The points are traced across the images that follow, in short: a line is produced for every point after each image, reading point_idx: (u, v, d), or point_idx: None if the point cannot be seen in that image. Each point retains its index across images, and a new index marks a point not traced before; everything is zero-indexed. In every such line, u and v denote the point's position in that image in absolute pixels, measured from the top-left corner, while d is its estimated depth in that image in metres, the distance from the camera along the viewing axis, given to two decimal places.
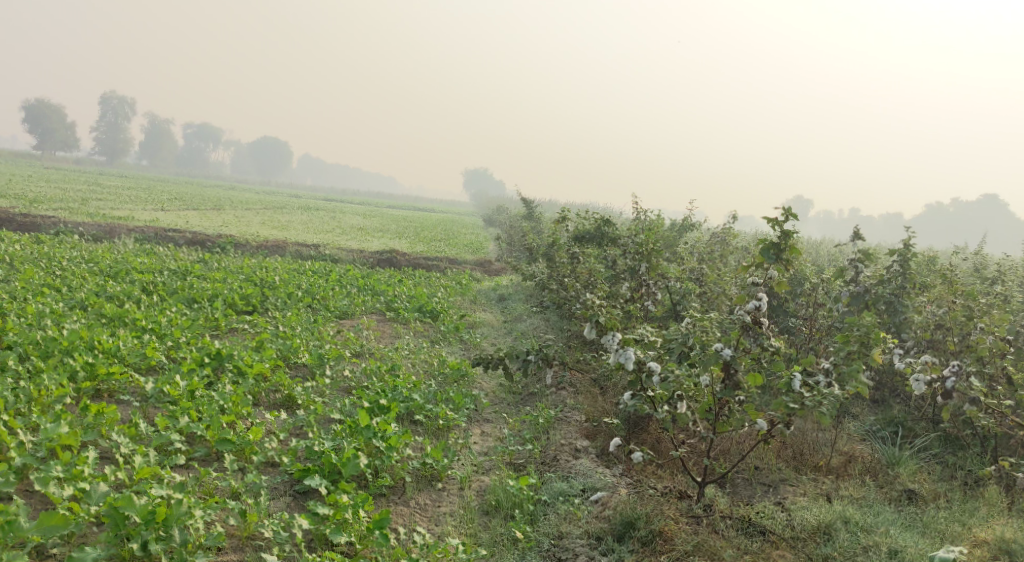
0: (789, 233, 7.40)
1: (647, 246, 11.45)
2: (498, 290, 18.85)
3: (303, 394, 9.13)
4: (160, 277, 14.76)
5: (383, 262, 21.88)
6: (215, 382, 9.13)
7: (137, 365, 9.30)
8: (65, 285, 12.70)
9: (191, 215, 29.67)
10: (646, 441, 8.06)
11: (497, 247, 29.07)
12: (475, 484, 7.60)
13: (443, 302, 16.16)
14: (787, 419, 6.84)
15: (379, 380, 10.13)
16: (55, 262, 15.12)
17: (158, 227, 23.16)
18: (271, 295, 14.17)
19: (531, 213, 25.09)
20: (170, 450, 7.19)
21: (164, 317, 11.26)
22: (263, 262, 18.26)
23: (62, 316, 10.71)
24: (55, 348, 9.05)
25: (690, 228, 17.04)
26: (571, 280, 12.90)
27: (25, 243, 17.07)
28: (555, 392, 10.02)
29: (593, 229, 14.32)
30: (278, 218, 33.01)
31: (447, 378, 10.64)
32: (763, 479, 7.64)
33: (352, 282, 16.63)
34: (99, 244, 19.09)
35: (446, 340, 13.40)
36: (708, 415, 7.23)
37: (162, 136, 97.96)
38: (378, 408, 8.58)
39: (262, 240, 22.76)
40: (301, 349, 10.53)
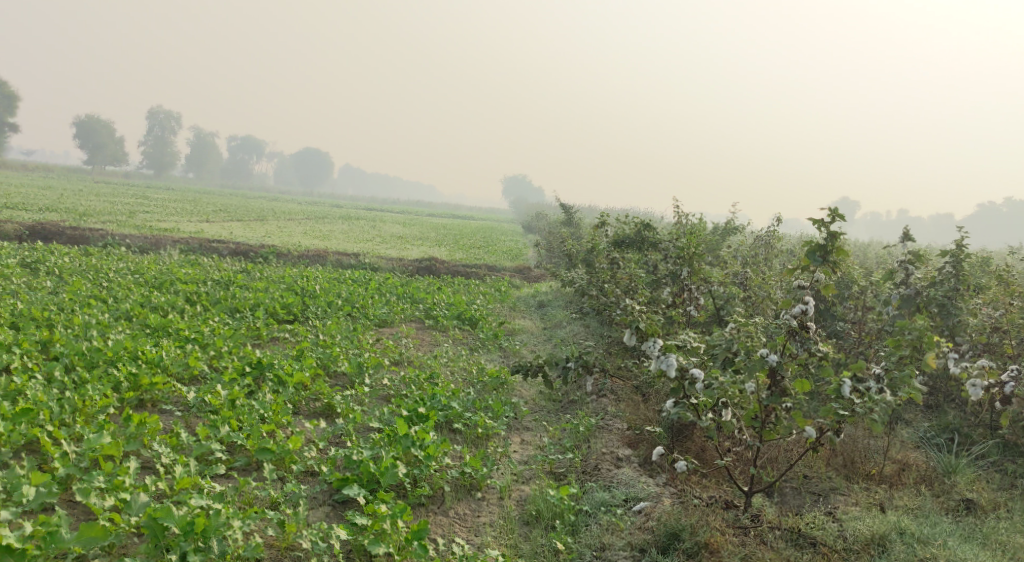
0: (836, 234, 7.16)
1: (689, 251, 11.24)
2: (538, 296, 18.73)
3: (342, 402, 9.08)
4: (204, 287, 14.90)
5: (423, 270, 21.91)
6: (255, 391, 9.12)
7: (179, 375, 9.34)
8: (111, 297, 12.85)
9: (234, 226, 30.02)
10: (691, 449, 7.87)
11: (536, 254, 28.97)
12: (515, 494, 7.47)
13: (482, 309, 16.09)
14: (838, 426, 6.61)
15: (418, 389, 10.05)
16: (102, 274, 15.35)
17: (202, 238, 23.45)
18: (312, 304, 14.21)
19: (570, 218, 24.96)
20: (210, 459, 7.16)
21: (207, 327, 11.31)
22: (304, 271, 18.38)
23: (107, 326, 10.81)
24: (100, 358, 9.11)
25: (732, 232, 16.78)
26: (611, 286, 12.74)
27: (72, 255, 17.36)
28: (596, 399, 9.87)
29: (632, 234, 14.14)
30: (319, 228, 33.30)
31: (486, 386, 10.55)
32: (813, 488, 7.41)
33: (391, 290, 16.64)
34: (145, 256, 19.37)
35: (485, 347, 13.31)
36: (754, 423, 7.03)
37: (206, 149, 99.59)
38: (417, 417, 8.50)
39: (303, 250, 22.93)
40: (340, 357, 10.50)
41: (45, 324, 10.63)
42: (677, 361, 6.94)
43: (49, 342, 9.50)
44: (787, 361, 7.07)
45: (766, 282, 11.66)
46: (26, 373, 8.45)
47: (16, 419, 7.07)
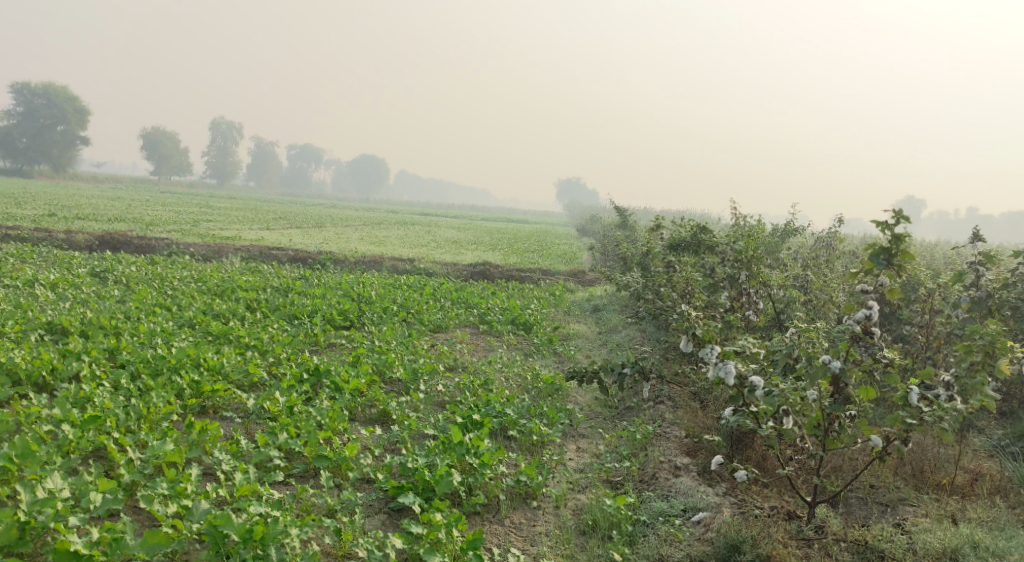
0: (901, 237, 6.92)
1: (748, 254, 11.01)
2: (593, 300, 18.61)
3: (397, 409, 9.08)
4: (263, 294, 15.12)
5: (478, 274, 21.95)
6: (313, 398, 9.19)
7: (240, 382, 9.46)
8: (175, 304, 13.11)
9: (293, 232, 30.48)
10: (751, 457, 7.70)
11: (591, 257, 28.82)
12: (571, 502, 7.38)
13: (537, 314, 16.03)
14: (905, 435, 6.39)
15: (473, 395, 10.03)
16: (166, 282, 15.68)
17: (262, 245, 23.85)
18: (369, 310, 14.31)
19: (625, 221, 24.79)
20: (269, 466, 7.20)
21: (266, 334, 11.46)
22: (360, 277, 18.55)
23: (170, 334, 11.02)
24: (164, 366, 9.27)
25: (791, 234, 16.45)
26: (667, 290, 12.58)
27: (138, 264, 17.79)
28: (653, 406, 9.74)
29: (688, 237, 13.95)
30: (376, 234, 33.64)
31: (541, 392, 10.49)
32: (880, 498, 7.23)
33: (446, 295, 16.69)
34: (208, 263, 19.77)
35: (540, 352, 13.25)
36: (817, 431, 6.87)
37: (265, 157, 101.47)
38: (471, 424, 8.46)
39: (359, 256, 23.16)
40: (396, 363, 10.53)
41: (112, 332, 10.88)
42: (735, 368, 6.79)
43: (116, 350, 9.70)
44: (851, 368, 6.86)
45: (827, 286, 11.45)
46: (93, 380, 8.64)
47: (83, 427, 7.17)
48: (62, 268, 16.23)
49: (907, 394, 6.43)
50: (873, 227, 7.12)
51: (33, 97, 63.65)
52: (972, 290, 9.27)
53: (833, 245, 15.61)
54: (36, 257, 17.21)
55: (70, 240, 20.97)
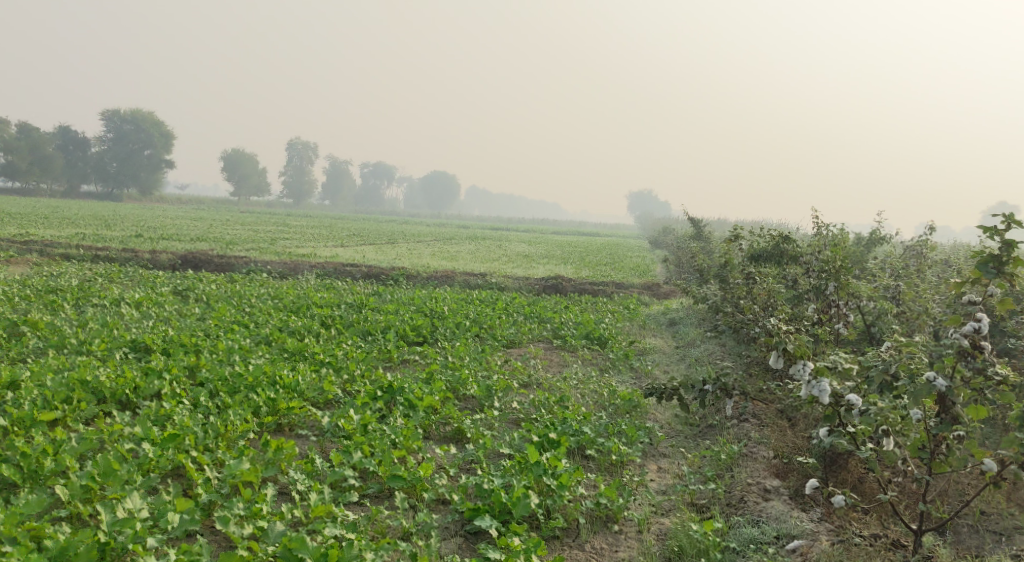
0: (1012, 244, 6.47)
1: (835, 264, 10.51)
2: (668, 313, 18.17)
3: (472, 426, 8.87)
4: (338, 310, 15.16)
5: (550, 288, 21.71)
6: (387, 415, 9.06)
7: (315, 400, 9.40)
8: (252, 322, 13.22)
9: (366, 249, 30.73)
10: (847, 481, 7.31)
11: (665, 270, 28.28)
12: (654, 527, 7.06)
13: (612, 328, 15.70)
14: (1022, 458, 6.14)
15: (549, 412, 9.78)
16: (244, 299, 15.87)
17: (337, 262, 24.06)
18: (442, 325, 14.20)
19: (700, 232, 24.28)
20: (344, 486, 7.04)
21: (341, 351, 11.43)
22: (433, 293, 18.51)
23: (248, 351, 11.05)
24: (241, 384, 9.25)
25: (877, 242, 15.77)
26: (748, 302, 12.16)
27: (218, 282, 18.06)
28: (737, 424, 9.37)
29: (770, 248, 13.49)
30: (447, 249, 33.71)
31: (619, 409, 10.20)
32: (992, 526, 6.99)
33: (519, 310, 16.49)
34: (284, 281, 20.00)
35: (616, 367, 12.93)
36: (922, 454, 6.50)
37: (339, 175, 103.31)
38: (548, 443, 8.22)
39: (432, 271, 23.15)
40: (470, 380, 10.35)
41: (192, 350, 10.96)
42: (830, 386, 6.46)
43: (196, 368, 9.74)
44: (958, 386, 6.47)
45: (920, 297, 10.90)
46: (173, 398, 8.65)
47: (163, 445, 7.08)
48: (146, 287, 16.56)
49: (1022, 414, 6.17)
50: (979, 233, 6.68)
51: (121, 122, 66.07)
52: None
53: (922, 253, 14.92)
54: (121, 277, 17.64)
55: (154, 260, 21.47)
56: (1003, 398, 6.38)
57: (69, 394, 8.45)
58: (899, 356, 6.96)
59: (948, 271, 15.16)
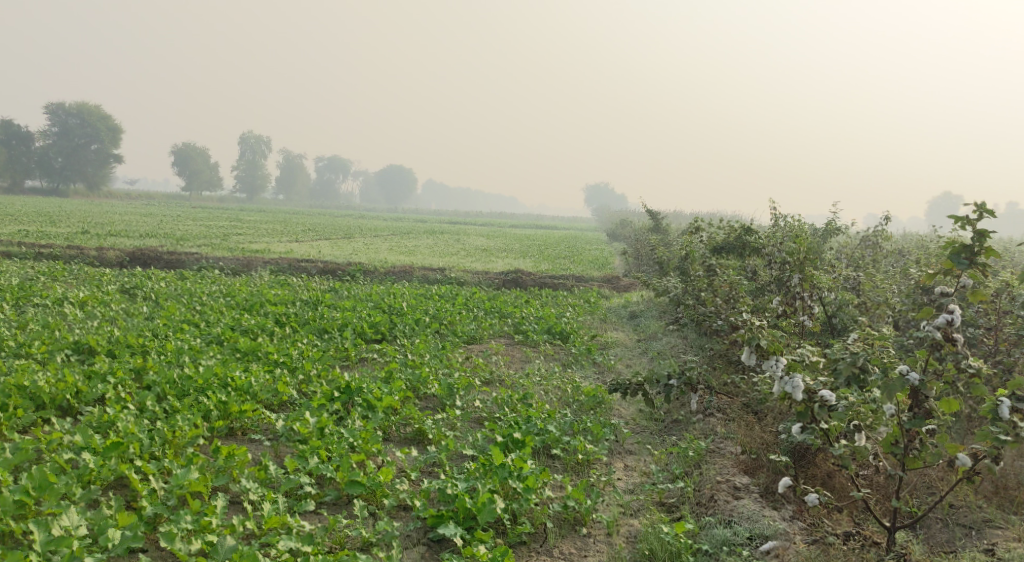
0: (984, 234, 6.37)
1: (799, 256, 10.38)
2: (629, 306, 18.04)
3: (433, 427, 8.58)
4: (293, 307, 14.75)
5: (510, 282, 21.45)
6: (344, 417, 8.73)
7: (269, 402, 9.04)
8: (203, 321, 12.77)
9: (322, 244, 30.20)
10: (817, 476, 7.20)
11: (623, 262, 28.23)
12: (624, 529, 6.85)
13: (573, 322, 15.49)
14: (996, 452, 6.01)
15: (512, 411, 9.52)
16: (195, 297, 15.37)
17: (292, 257, 23.54)
18: (400, 322, 13.86)
19: (658, 224, 24.21)
20: (300, 494, 6.72)
21: (296, 350, 11.06)
22: (391, 288, 18.15)
23: (199, 352, 10.65)
24: (191, 387, 8.86)
25: (835, 233, 15.77)
26: (710, 295, 12.03)
27: (168, 280, 17.50)
28: (703, 420, 9.22)
29: (731, 240, 13.40)
30: (405, 243, 33.30)
31: (583, 406, 10.00)
32: (962, 520, 6.93)
33: (479, 305, 16.22)
34: (237, 278, 19.49)
35: (579, 363, 12.72)
36: (895, 449, 6.35)
37: (293, 170, 101.92)
38: (512, 443, 7.98)
39: (389, 266, 22.75)
40: (430, 379, 10.06)
41: (140, 351, 10.52)
42: (803, 382, 6.32)
43: (143, 370, 9.31)
44: (930, 379, 6.33)
45: (881, 287, 10.87)
46: (117, 403, 8.23)
47: (106, 454, 6.69)
48: (92, 286, 15.98)
49: (996, 407, 6.03)
50: (950, 223, 6.58)
51: (67, 116, 64.29)
52: None
53: (879, 243, 14.97)
54: (66, 276, 17.00)
55: (101, 257, 20.79)
56: (976, 391, 6.23)
57: (6, 401, 7.99)
58: (869, 349, 6.77)
59: (905, 261, 15.24)
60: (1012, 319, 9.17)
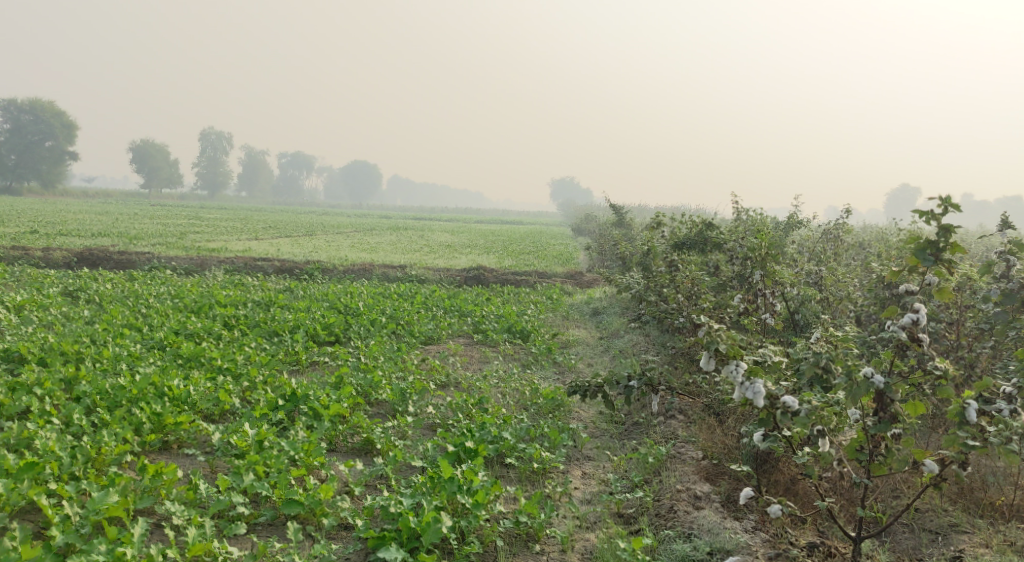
0: (949, 229, 6.08)
1: (761, 252, 9.98)
2: (592, 303, 17.71)
3: (382, 437, 8.17)
4: (243, 309, 14.23)
5: (471, 279, 21.04)
6: (288, 427, 8.30)
7: (209, 412, 8.58)
8: (146, 324, 12.22)
9: (283, 242, 29.53)
10: (780, 482, 6.91)
11: (587, 257, 27.96)
12: (579, 544, 6.52)
13: (534, 320, 15.13)
14: (964, 458, 5.64)
15: (466, 416, 9.12)
16: (142, 300, 14.78)
17: (248, 256, 22.89)
18: (355, 323, 13.40)
19: (621, 219, 23.94)
20: (232, 516, 6.29)
21: (241, 355, 10.57)
22: (349, 287, 17.65)
23: (138, 359, 10.15)
24: (124, 397, 8.37)
25: (797, 227, 15.58)
26: (671, 291, 11.73)
27: (115, 281, 16.87)
28: (664, 423, 8.92)
29: (693, 235, 13.10)
30: (367, 241, 32.67)
31: (541, 409, 9.64)
32: (928, 525, 6.69)
33: (438, 303, 15.80)
34: (190, 279, 18.88)
35: (539, 363, 12.35)
36: (860, 456, 6.06)
37: (255, 166, 100.46)
38: (465, 452, 7.59)
39: (348, 264, 22.21)
40: (382, 383, 9.65)
41: (74, 359, 10.00)
42: (764, 388, 6.02)
43: (75, 380, 8.80)
44: (895, 381, 6.01)
45: (842, 282, 10.66)
46: (43, 417, 7.73)
47: (18, 476, 6.23)
48: (33, 288, 15.32)
49: (963, 410, 5.69)
50: (915, 217, 6.28)
51: (20, 113, 62.76)
52: (1004, 282, 8.58)
53: (840, 237, 14.81)
54: (7, 278, 16.31)
55: (47, 258, 20.05)
56: (943, 394, 5.90)
57: None
58: (832, 349, 6.45)
59: (866, 254, 15.09)
60: (973, 314, 9.01)
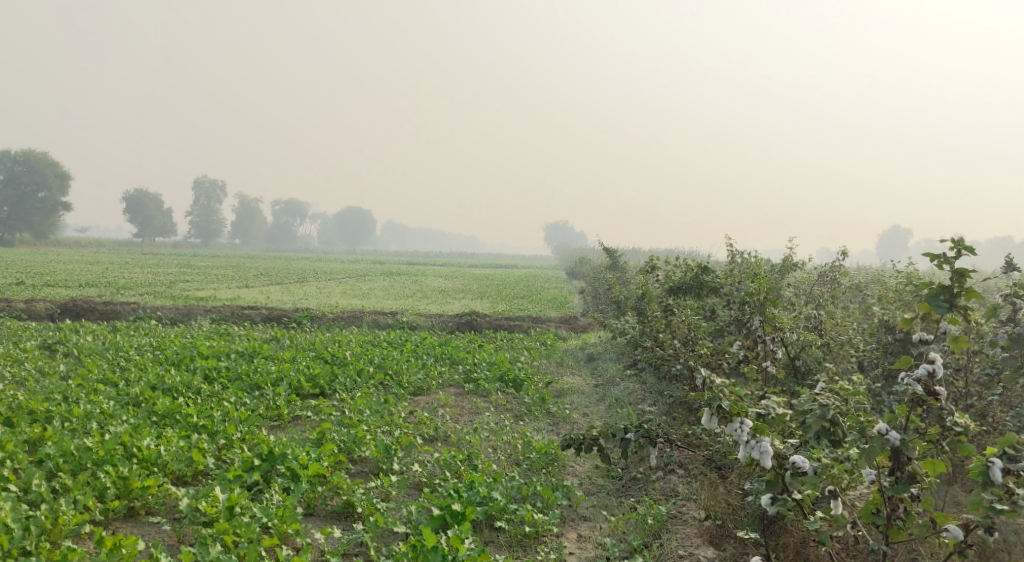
0: (965, 273, 5.68)
1: (760, 296, 9.63)
2: (586, 349, 17.26)
3: (363, 499, 7.70)
4: (225, 361, 13.70)
5: (464, 325, 20.58)
6: (263, 490, 7.83)
7: (181, 474, 8.08)
8: (123, 379, 11.70)
9: (274, 291, 29.06)
10: (790, 544, 6.46)
11: (582, 302, 27.54)
12: None
13: (528, 368, 14.65)
14: (989, 523, 5.16)
15: (455, 474, 8.60)
16: (122, 353, 14.26)
17: (235, 305, 22.38)
18: (342, 374, 12.89)
19: (615, 263, 23.59)
20: None
21: (219, 410, 10.05)
22: (337, 336, 17.14)
23: (110, 417, 9.63)
24: (90, 459, 7.87)
25: (793, 269, 15.23)
26: (667, 336, 11.27)
27: (96, 333, 16.35)
28: (663, 478, 8.45)
29: (689, 279, 12.77)
30: (359, 287, 32.20)
31: (534, 464, 9.14)
32: None
33: (429, 351, 15.31)
34: (175, 329, 18.36)
35: (532, 414, 11.84)
36: (877, 519, 5.50)
37: (248, 214, 100.36)
38: (451, 517, 7.16)
39: (338, 311, 21.72)
40: (366, 438, 9.12)
41: (42, 419, 9.51)
42: (772, 446, 5.61)
43: (41, 441, 8.32)
44: (912, 438, 5.51)
45: (842, 326, 10.25)
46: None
47: None
48: (10, 342, 14.79)
49: (987, 468, 5.21)
50: (926, 259, 5.89)
51: (14, 163, 62.71)
52: (1011, 326, 8.20)
53: (837, 278, 14.47)
54: None
55: (29, 310, 19.55)
56: (965, 451, 5.41)
57: None
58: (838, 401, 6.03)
59: (865, 296, 14.72)
60: (980, 359, 8.63)
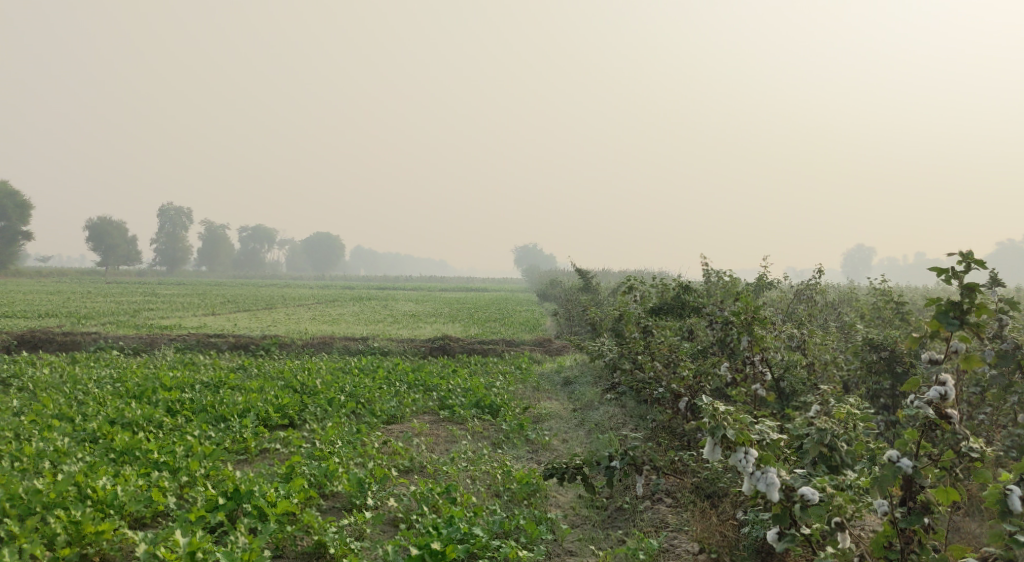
0: (974, 287, 5.44)
1: (746, 316, 9.29)
2: (563, 372, 16.85)
3: (336, 539, 7.25)
4: (189, 392, 13.12)
5: (436, 350, 20.10)
6: (227, 532, 7.32)
7: (139, 516, 7.54)
8: (81, 414, 11.09)
9: (241, 318, 28.33)
10: None
11: (556, 324, 27.14)
12: None
13: (504, 393, 14.22)
14: (1010, 556, 4.88)
15: (433, 509, 8.14)
16: (80, 386, 13.61)
17: (201, 333, 21.69)
18: (312, 404, 12.37)
19: (588, 284, 23.25)
20: None
21: (182, 445, 9.50)
22: (306, 363, 16.58)
23: (65, 455, 9.06)
24: (41, 503, 7.33)
25: (770, 287, 14.96)
26: (648, 357, 10.94)
27: (54, 365, 15.65)
28: (650, 507, 8.11)
29: (671, 300, 12.57)
30: (329, 312, 31.50)
31: (515, 495, 8.72)
32: None
33: (401, 378, 14.82)
34: (137, 359, 17.68)
35: (511, 441, 11.41)
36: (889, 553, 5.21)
37: (215, 240, 99.05)
38: (430, 555, 6.77)
39: (307, 338, 21.11)
40: (338, 472, 8.60)
41: None
42: (778, 477, 5.35)
43: None
44: (925, 464, 5.22)
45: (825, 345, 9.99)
46: None
47: None
48: None
49: (1005, 497, 4.91)
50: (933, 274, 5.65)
51: None
52: (998, 342, 8.00)
53: (814, 296, 14.22)
54: None
55: None
56: (980, 477, 5.11)
57: None
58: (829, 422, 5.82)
59: (845, 314, 14.49)
60: (971, 377, 8.41)
